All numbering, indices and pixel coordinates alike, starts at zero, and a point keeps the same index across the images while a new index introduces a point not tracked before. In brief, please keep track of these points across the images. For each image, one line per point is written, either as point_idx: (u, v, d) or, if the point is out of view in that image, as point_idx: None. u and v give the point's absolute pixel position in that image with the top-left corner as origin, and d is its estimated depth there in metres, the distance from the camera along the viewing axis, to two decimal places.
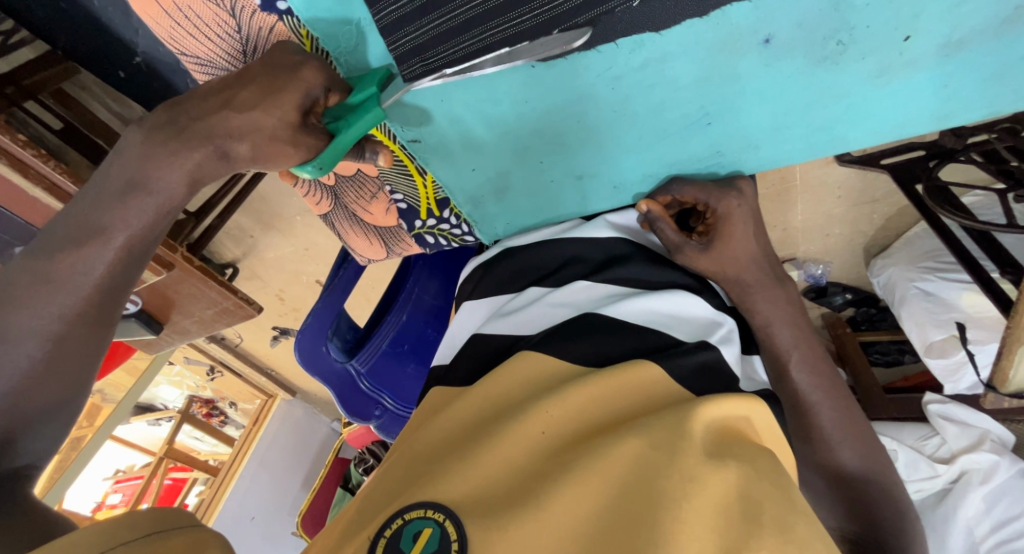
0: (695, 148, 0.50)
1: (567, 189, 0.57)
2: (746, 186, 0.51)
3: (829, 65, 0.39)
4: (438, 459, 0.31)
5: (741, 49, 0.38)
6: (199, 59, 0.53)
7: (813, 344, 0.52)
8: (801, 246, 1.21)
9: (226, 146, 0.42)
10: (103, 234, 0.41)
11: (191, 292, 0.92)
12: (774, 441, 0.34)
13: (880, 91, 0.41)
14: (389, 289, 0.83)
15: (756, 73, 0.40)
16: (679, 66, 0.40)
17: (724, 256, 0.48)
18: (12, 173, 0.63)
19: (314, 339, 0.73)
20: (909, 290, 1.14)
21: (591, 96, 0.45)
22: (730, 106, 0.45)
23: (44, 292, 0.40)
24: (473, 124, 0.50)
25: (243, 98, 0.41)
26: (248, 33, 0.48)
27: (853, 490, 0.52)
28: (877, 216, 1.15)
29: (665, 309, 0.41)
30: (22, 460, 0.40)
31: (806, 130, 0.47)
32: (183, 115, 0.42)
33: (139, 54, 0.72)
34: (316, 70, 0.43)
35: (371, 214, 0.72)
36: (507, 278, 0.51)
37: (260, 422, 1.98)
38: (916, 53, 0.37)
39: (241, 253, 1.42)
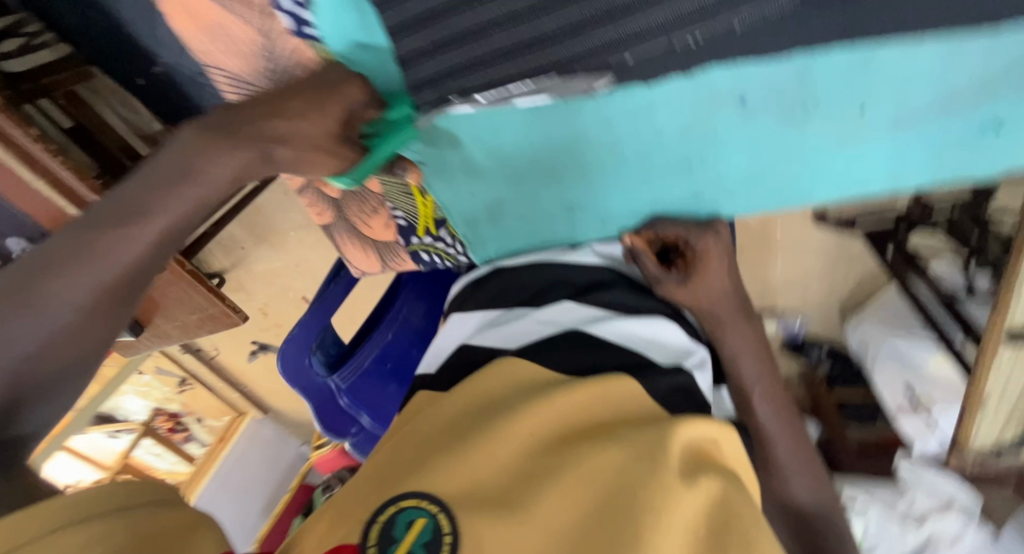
0: (678, 193, 0.55)
1: (559, 217, 0.61)
2: (725, 228, 0.54)
3: (796, 125, 0.44)
4: (427, 453, 0.32)
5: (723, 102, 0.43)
6: (228, 72, 0.60)
7: (775, 377, 0.52)
8: (779, 299, 1.20)
9: (272, 149, 0.41)
10: (144, 215, 0.36)
11: (177, 297, 0.93)
12: (741, 464, 0.35)
13: (840, 151, 0.45)
14: (383, 306, 0.85)
15: (734, 127, 0.45)
16: (666, 114, 0.45)
17: (700, 287, 0.50)
18: (19, 164, 0.65)
19: (298, 351, 0.79)
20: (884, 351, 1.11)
21: (588, 133, 0.50)
22: (710, 154, 0.49)
23: (78, 264, 0.34)
24: (473, 148, 0.56)
25: (291, 105, 0.43)
26: (275, 48, 0.53)
27: (808, 527, 0.50)
28: (854, 276, 1.14)
29: (644, 332, 0.44)
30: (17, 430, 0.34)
31: (776, 183, 0.51)
32: (235, 115, 0.41)
33: (158, 65, 0.71)
34: (358, 87, 0.49)
35: (371, 228, 0.77)
36: (495, 296, 0.53)
37: (225, 440, 1.91)
38: (872, 120, 0.42)
39: (230, 264, 1.42)
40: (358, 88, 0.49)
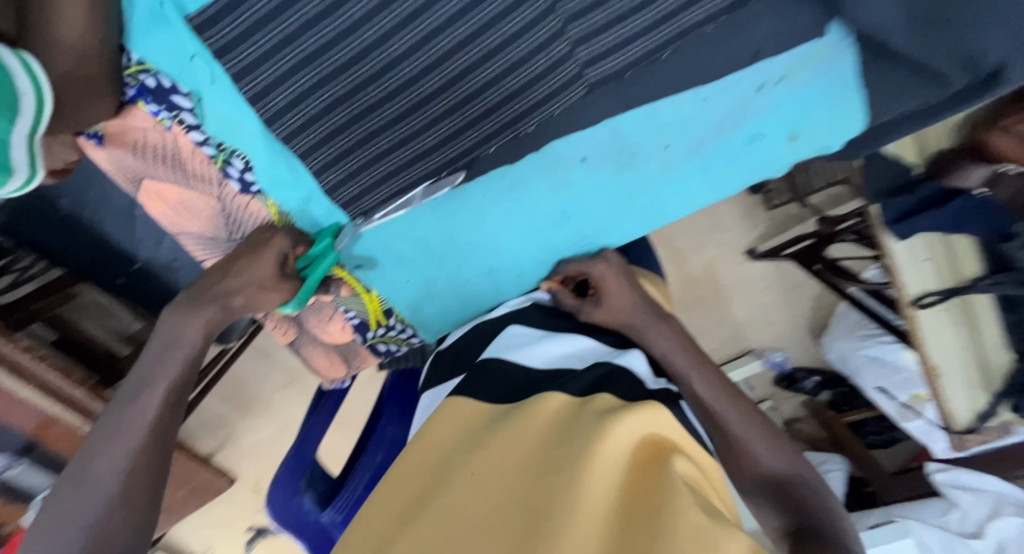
0: (565, 236, 0.59)
1: (480, 283, 0.64)
2: (613, 255, 0.61)
3: (632, 167, 0.51)
4: (545, 513, 0.36)
5: (729, 162, 0.52)
6: (196, 235, 0.62)
7: (701, 361, 0.56)
8: (755, 336, 1.70)
9: (227, 302, 0.55)
10: (151, 387, 0.50)
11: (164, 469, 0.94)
12: (678, 438, 0.46)
13: (677, 178, 0.53)
14: (367, 428, 0.97)
15: (584, 182, 0.53)
16: (528, 187, 0.53)
17: (609, 306, 0.57)
18: (10, 375, 0.83)
19: (285, 491, 0.85)
20: (859, 358, 1.47)
21: (474, 214, 0.56)
22: (574, 203, 0.55)
23: (119, 437, 0.47)
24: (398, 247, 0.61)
25: (237, 266, 0.55)
26: (231, 210, 0.59)
27: (783, 494, 0.49)
28: (806, 297, 1.68)
29: (563, 349, 0.55)
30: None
31: (666, 191, 0.55)
32: (197, 288, 0.55)
33: (137, 261, 1.05)
34: (283, 237, 0.58)
35: (332, 334, 0.72)
36: (504, 389, 0.51)
37: None
38: (680, 151, 0.50)
39: (218, 444, 1.64)
40: (282, 237, 0.58)
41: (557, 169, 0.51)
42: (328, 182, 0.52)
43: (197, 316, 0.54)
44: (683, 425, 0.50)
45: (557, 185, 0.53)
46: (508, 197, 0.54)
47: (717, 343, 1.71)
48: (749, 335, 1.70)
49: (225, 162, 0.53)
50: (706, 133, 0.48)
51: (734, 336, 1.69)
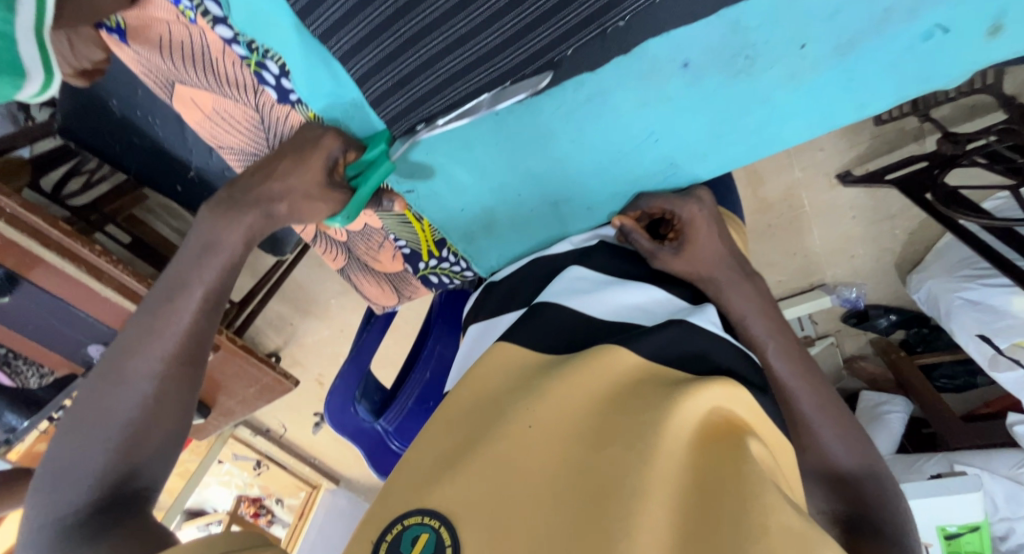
0: (648, 162, 0.50)
1: (545, 216, 0.56)
2: (705, 193, 0.51)
3: (746, 79, 0.40)
4: (609, 493, 0.33)
5: (886, 75, 0.39)
6: (234, 149, 0.56)
7: (785, 331, 0.52)
8: (831, 270, 1.53)
9: (270, 208, 0.47)
10: (185, 289, 0.45)
11: (234, 372, 1.01)
12: (754, 413, 0.41)
13: (795, 95, 0.41)
14: (415, 347, 0.98)
15: (684, 95, 0.42)
16: (618, 99, 0.43)
17: (696, 256, 0.50)
18: (90, 277, 0.84)
19: (342, 398, 0.89)
20: (953, 301, 1.35)
21: (546, 135, 0.47)
22: (670, 122, 0.45)
23: (150, 339, 0.43)
24: (457, 172, 0.52)
25: (280, 168, 0.47)
26: (269, 123, 0.51)
27: (846, 490, 0.49)
28: (900, 231, 1.44)
29: (632, 301, 0.48)
30: (139, 486, 0.40)
31: (782, 114, 0.43)
32: (238, 190, 0.47)
33: (193, 169, 1.04)
34: (335, 139, 0.48)
35: (380, 262, 0.68)
36: (561, 334, 0.47)
37: (305, 514, 2.25)
38: (816, 57, 0.38)
39: (283, 341, 1.79)
40: (333, 139, 0.48)
41: (655, 75, 0.40)
42: (369, 93, 0.43)
43: (238, 225, 0.46)
44: (761, 395, 0.45)
45: (652, 95, 0.42)
46: (588, 111, 0.44)
47: (787, 272, 1.55)
48: (824, 268, 1.53)
49: (260, 66, 0.45)
50: (867, 26, 0.35)
51: (806, 268, 1.53)
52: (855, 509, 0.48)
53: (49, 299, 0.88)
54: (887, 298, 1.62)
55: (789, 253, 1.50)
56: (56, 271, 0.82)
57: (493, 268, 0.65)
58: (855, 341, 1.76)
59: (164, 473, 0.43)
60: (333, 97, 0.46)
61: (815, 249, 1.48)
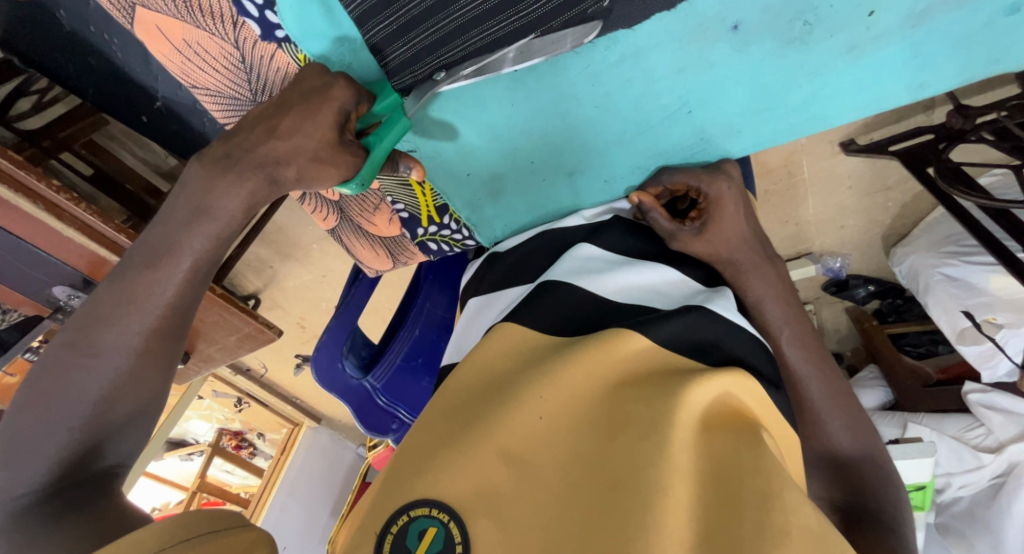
0: (677, 136, 0.46)
1: (558, 187, 0.52)
2: (734, 167, 0.47)
3: (798, 49, 0.36)
4: (624, 486, 0.32)
5: (954, 53, 0.35)
6: (210, 91, 0.48)
7: (803, 319, 0.51)
8: (819, 239, 1.53)
9: (276, 173, 0.42)
10: (173, 257, 0.40)
11: (214, 320, 0.97)
12: (761, 404, 0.40)
13: (848, 72, 0.37)
14: (404, 305, 0.95)
15: (727, 63, 0.37)
16: (655, 61, 0.38)
17: (718, 236, 0.46)
18: (50, 216, 0.77)
19: (330, 356, 0.86)
20: (933, 276, 1.37)
21: (570, 97, 0.42)
22: (708, 92, 0.40)
23: (126, 311, 0.39)
24: (465, 133, 0.47)
25: (285, 123, 0.40)
26: (253, 64, 0.44)
27: (843, 471, 0.51)
28: (893, 203, 1.43)
29: (648, 283, 0.46)
30: (110, 462, 0.39)
31: (831, 92, 0.39)
32: (236, 147, 0.41)
33: (160, 99, 0.95)
34: (346, 87, 0.40)
35: (376, 225, 0.63)
36: (570, 315, 0.45)
37: (288, 450, 2.32)
38: (882, 29, 0.33)
39: (263, 283, 1.74)
40: (344, 89, 0.40)
41: (698, 38, 0.36)
42: (374, 34, 0.38)
43: (239, 190, 0.41)
44: (775, 388, 0.43)
45: (691, 60, 0.38)
46: (619, 73, 0.39)
47: (776, 239, 1.55)
48: (813, 236, 1.53)
49: None
50: None
51: (797, 236, 1.53)
52: (851, 494, 0.51)
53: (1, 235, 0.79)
54: (868, 269, 1.65)
55: (782, 220, 1.48)
56: (13, 209, 0.74)
57: (496, 238, 0.60)
58: (832, 309, 1.79)
59: (140, 443, 0.42)
60: (331, 36, 0.39)
61: (807, 218, 1.46)
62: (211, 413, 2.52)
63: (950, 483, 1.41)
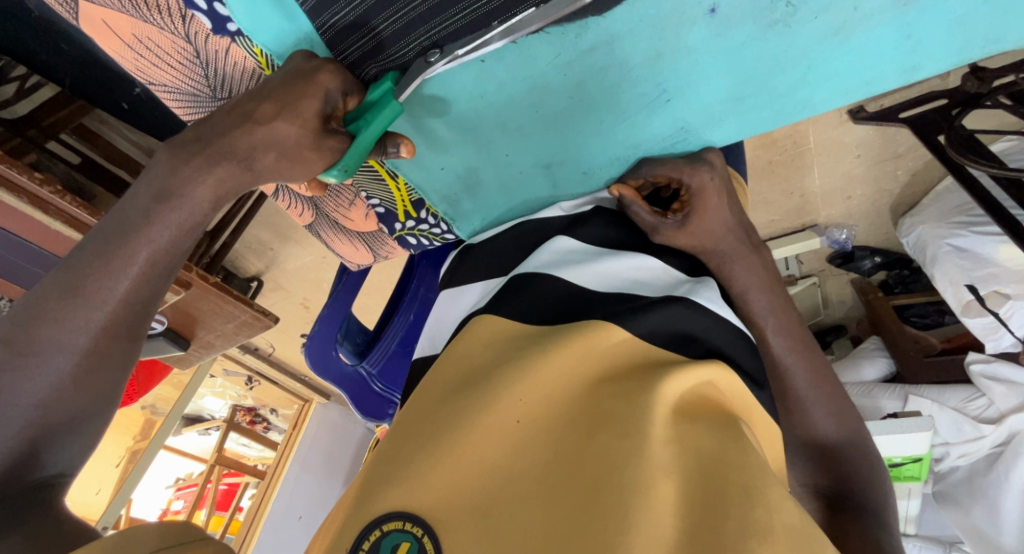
0: (657, 126, 0.44)
1: (535, 180, 0.51)
2: (717, 157, 0.45)
3: (781, 31, 0.33)
4: (601, 486, 0.31)
5: (950, 32, 0.32)
6: (168, 88, 0.47)
7: (791, 308, 0.50)
8: (826, 211, 1.50)
9: (250, 160, 0.39)
10: (129, 249, 0.39)
11: (209, 308, 0.98)
12: (741, 396, 0.40)
13: (836, 54, 0.34)
14: (396, 291, 0.94)
15: (705, 49, 0.35)
16: (628, 47, 0.36)
17: (701, 229, 0.45)
18: (35, 210, 0.75)
19: (324, 345, 0.86)
20: (941, 247, 1.34)
21: (542, 85, 0.40)
22: (687, 80, 0.38)
23: (70, 308, 0.38)
24: (436, 125, 0.46)
25: (264, 108, 0.37)
26: (207, 58, 0.42)
27: (827, 459, 0.51)
28: (903, 172, 1.38)
29: (629, 274, 0.45)
30: (44, 471, 0.38)
31: (817, 76, 0.36)
32: (207, 132, 0.39)
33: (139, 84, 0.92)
34: (332, 74, 0.39)
35: (352, 221, 0.62)
36: (547, 308, 0.44)
37: (299, 425, 2.39)
38: (873, 5, 0.31)
39: (264, 266, 1.75)
40: (331, 74, 0.38)
41: (674, 20, 0.33)
42: (338, 21, 0.36)
43: (207, 176, 0.38)
44: (758, 384, 0.43)
45: (668, 45, 0.35)
46: (593, 60, 0.37)
47: (782, 212, 1.50)
48: (819, 208, 1.49)
49: None
50: None
51: (803, 208, 1.49)
52: (837, 484, 0.50)
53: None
54: (874, 240, 1.62)
55: (788, 193, 1.43)
56: None
57: (475, 230, 0.59)
58: (836, 281, 1.76)
59: (89, 439, 0.41)
60: (284, 29, 0.38)
61: (813, 189, 1.42)
62: (225, 391, 2.58)
63: (948, 453, 1.41)
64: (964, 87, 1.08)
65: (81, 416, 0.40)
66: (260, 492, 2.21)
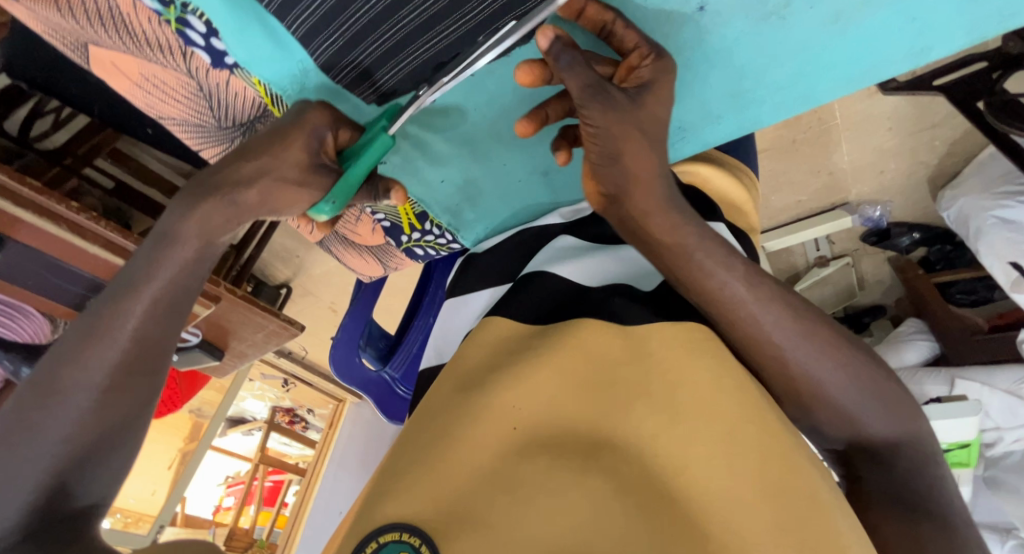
0: None
1: (535, 186, 0.52)
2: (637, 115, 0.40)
3: (776, 24, 0.32)
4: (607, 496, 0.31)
5: (960, 11, 0.30)
6: (178, 121, 0.49)
7: None
8: (857, 187, 1.43)
9: (233, 198, 0.40)
10: (134, 290, 0.40)
11: (240, 319, 1.02)
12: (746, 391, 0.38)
13: (834, 44, 0.33)
14: (414, 296, 0.95)
15: (698, 46, 0.35)
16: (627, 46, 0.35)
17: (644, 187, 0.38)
18: (73, 235, 0.79)
19: (348, 350, 0.89)
20: (986, 220, 1.26)
21: (534, 94, 0.41)
22: (682, 80, 0.38)
23: (87, 350, 0.39)
24: (433, 140, 0.46)
25: (253, 145, 0.40)
26: (209, 90, 0.43)
27: None
28: (940, 141, 1.30)
29: (615, 270, 0.45)
30: (86, 502, 0.40)
31: (817, 67, 0.35)
32: (201, 174, 0.41)
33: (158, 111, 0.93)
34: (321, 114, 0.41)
35: (360, 235, 0.64)
36: (550, 310, 0.44)
37: (335, 424, 2.48)
38: None
39: (292, 272, 1.80)
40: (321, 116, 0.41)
41: (663, 21, 0.33)
42: (322, 51, 0.37)
43: (190, 217, 0.40)
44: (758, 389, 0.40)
45: (659, 44, 0.35)
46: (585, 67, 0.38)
47: (809, 192, 1.44)
48: (849, 185, 1.42)
49: (182, 24, 0.36)
50: None
51: (832, 186, 1.42)
52: None
53: (38, 255, 0.83)
54: (912, 215, 1.53)
55: (814, 171, 1.37)
56: (38, 230, 0.77)
57: (479, 238, 0.59)
58: (872, 260, 1.68)
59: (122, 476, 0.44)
60: (279, 60, 0.38)
61: (842, 165, 1.35)
62: (263, 394, 2.68)
63: (1002, 437, 1.37)
64: (1005, 48, 1.00)
65: (104, 453, 0.40)
66: (302, 490, 2.33)
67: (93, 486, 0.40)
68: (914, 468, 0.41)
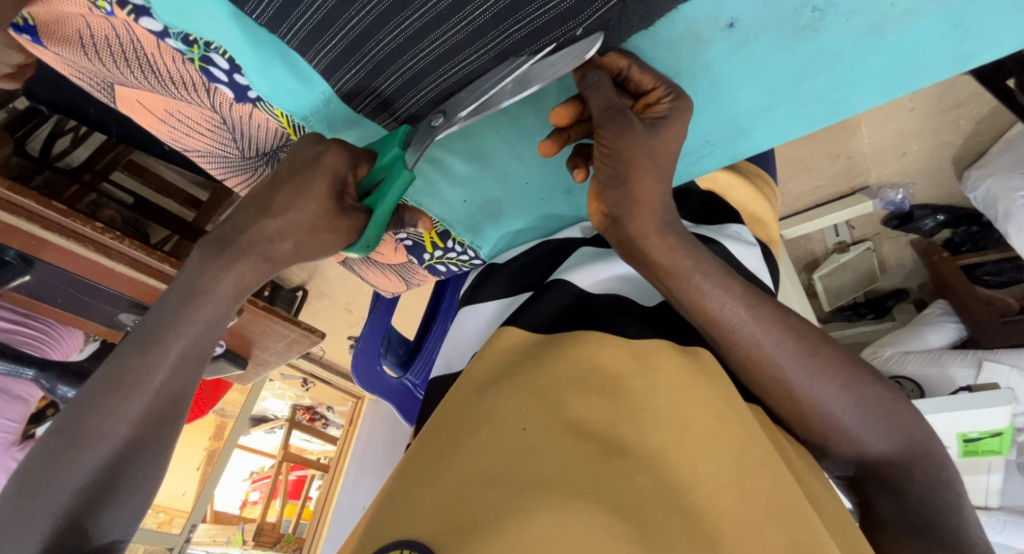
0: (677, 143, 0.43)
1: (557, 204, 0.52)
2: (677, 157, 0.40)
3: (808, 37, 0.32)
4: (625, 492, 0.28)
5: (1006, 15, 0.29)
6: (202, 153, 0.50)
7: None
8: (877, 170, 1.39)
9: (268, 252, 0.43)
10: (161, 343, 0.41)
11: (261, 330, 1.04)
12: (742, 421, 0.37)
13: (868, 57, 0.33)
14: (432, 303, 0.96)
15: (727, 61, 0.35)
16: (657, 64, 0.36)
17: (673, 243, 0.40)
18: (99, 255, 0.80)
19: (369, 360, 0.88)
20: (1013, 201, 1.22)
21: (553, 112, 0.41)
22: (712, 94, 0.38)
23: (115, 394, 0.40)
24: (454, 163, 0.47)
25: (278, 199, 0.42)
26: (233, 123, 0.45)
27: None
28: (965, 121, 1.26)
29: (620, 279, 0.46)
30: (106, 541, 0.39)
31: (848, 79, 0.35)
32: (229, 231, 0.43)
33: None
34: (337, 153, 0.40)
35: (383, 254, 0.65)
36: (558, 320, 0.44)
37: (355, 421, 2.51)
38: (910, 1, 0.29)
39: (307, 276, 1.82)
40: (335, 155, 0.40)
41: (690, 40, 0.34)
42: (343, 83, 0.37)
43: (229, 272, 0.42)
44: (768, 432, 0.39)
45: (686, 61, 0.35)
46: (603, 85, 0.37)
47: (827, 177, 1.41)
48: (869, 168, 1.38)
49: (205, 62, 0.37)
50: None
51: (851, 170, 1.39)
52: None
53: (69, 275, 0.85)
54: (935, 196, 1.49)
55: (833, 155, 1.33)
56: (65, 250, 0.79)
57: (497, 251, 0.59)
58: (893, 244, 1.64)
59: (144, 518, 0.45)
60: (300, 92, 0.39)
61: (861, 149, 1.32)
62: (284, 394, 2.73)
63: None
64: None
65: (125, 493, 0.40)
66: (325, 485, 2.37)
67: (114, 525, 0.40)
68: (925, 480, 0.42)
